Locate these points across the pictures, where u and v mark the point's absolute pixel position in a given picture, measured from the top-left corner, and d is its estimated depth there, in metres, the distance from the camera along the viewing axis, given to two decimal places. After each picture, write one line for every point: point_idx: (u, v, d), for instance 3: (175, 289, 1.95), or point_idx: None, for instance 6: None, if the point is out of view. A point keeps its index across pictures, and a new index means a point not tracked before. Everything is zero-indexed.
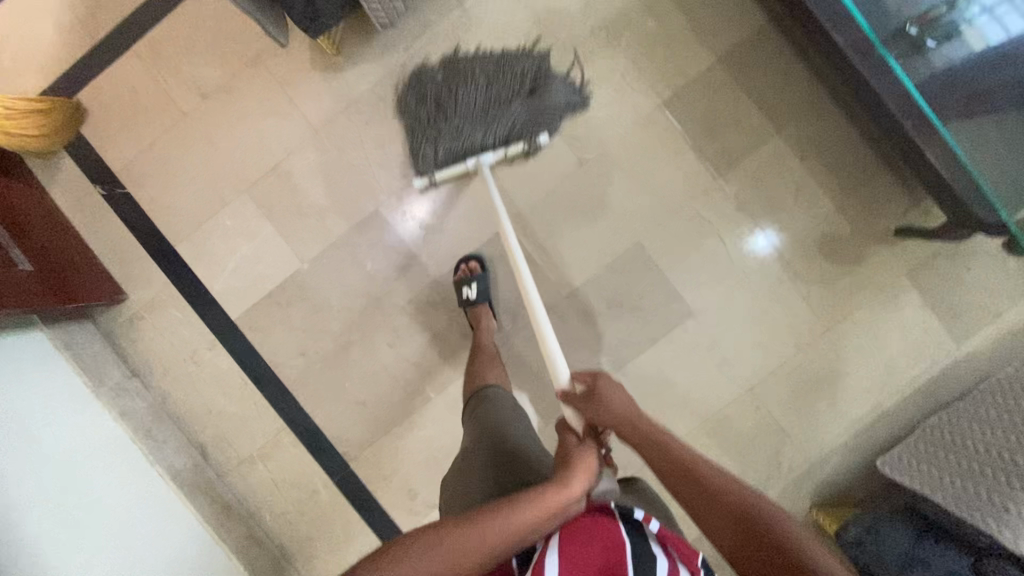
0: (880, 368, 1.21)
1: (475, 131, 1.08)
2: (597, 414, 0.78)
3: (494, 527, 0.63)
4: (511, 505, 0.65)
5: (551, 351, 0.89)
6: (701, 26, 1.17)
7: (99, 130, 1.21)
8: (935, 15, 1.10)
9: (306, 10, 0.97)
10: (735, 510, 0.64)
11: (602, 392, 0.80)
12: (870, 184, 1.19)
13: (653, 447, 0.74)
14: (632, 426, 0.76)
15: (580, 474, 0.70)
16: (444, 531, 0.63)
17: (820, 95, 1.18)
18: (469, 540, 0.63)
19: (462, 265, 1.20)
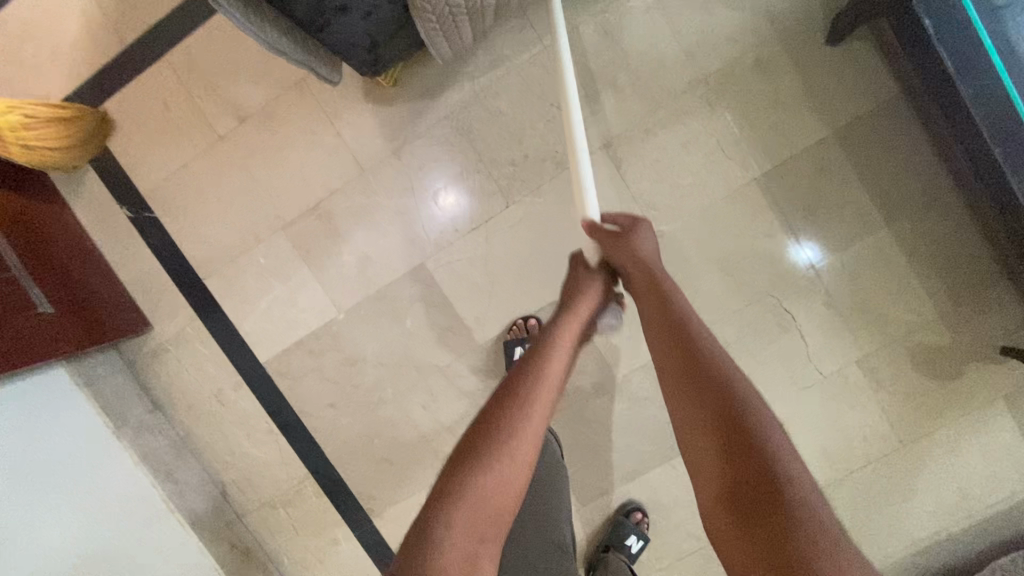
0: (953, 493, 1.10)
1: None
2: (616, 249, 0.75)
3: (539, 387, 0.64)
4: (539, 357, 0.67)
5: (584, 185, 0.81)
6: (817, 92, 1.00)
7: (127, 144, 1.10)
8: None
9: (367, 57, 0.83)
10: (700, 373, 0.61)
11: (633, 233, 0.76)
12: (982, 295, 1.04)
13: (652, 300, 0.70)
14: (648, 265, 0.73)
15: (586, 302, 0.76)
16: (504, 412, 0.61)
17: (946, 188, 1.02)
18: (529, 408, 0.62)
19: (519, 321, 1.10)
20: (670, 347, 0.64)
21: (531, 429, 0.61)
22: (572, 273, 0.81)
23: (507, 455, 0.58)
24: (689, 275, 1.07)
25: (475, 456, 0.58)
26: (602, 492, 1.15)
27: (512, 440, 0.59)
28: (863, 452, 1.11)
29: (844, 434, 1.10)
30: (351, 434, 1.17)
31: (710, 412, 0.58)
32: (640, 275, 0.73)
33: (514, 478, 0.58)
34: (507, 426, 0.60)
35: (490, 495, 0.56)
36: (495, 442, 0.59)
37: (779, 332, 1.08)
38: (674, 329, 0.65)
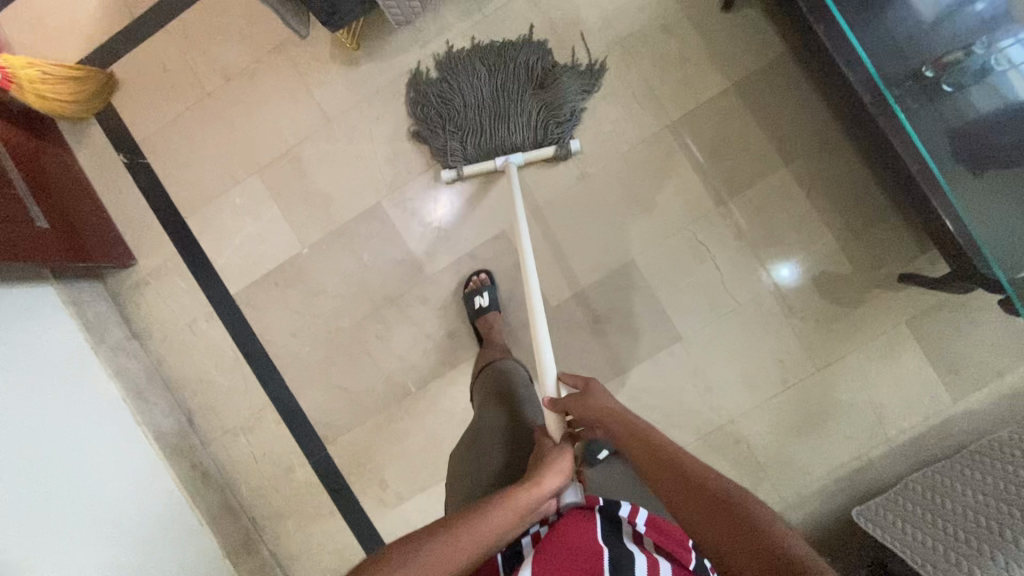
0: (869, 417, 1.18)
1: (502, 133, 1.17)
2: (581, 408, 0.77)
3: (473, 530, 0.62)
4: (473, 516, 0.63)
5: (542, 353, 0.90)
6: (717, 51, 1.17)
7: (128, 101, 1.27)
8: (949, 59, 1.05)
9: (325, 5, 1.01)
10: (696, 486, 0.60)
11: (590, 394, 0.79)
12: (876, 225, 1.16)
13: (635, 438, 0.70)
14: (614, 413, 0.75)
15: (553, 473, 0.70)
16: (422, 543, 0.60)
17: (833, 131, 1.16)
18: (448, 548, 0.60)
19: (474, 275, 1.22)
20: (661, 470, 0.64)
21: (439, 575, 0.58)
22: (540, 446, 0.79)
23: None
24: (615, 211, 1.20)
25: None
26: None
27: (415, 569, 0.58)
28: (783, 378, 1.19)
29: (763, 360, 1.19)
30: (311, 362, 1.27)
31: (716, 510, 0.57)
32: (611, 422, 0.74)
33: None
34: (417, 553, 0.59)
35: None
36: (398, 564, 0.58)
37: (697, 262, 1.19)
38: (658, 457, 0.66)
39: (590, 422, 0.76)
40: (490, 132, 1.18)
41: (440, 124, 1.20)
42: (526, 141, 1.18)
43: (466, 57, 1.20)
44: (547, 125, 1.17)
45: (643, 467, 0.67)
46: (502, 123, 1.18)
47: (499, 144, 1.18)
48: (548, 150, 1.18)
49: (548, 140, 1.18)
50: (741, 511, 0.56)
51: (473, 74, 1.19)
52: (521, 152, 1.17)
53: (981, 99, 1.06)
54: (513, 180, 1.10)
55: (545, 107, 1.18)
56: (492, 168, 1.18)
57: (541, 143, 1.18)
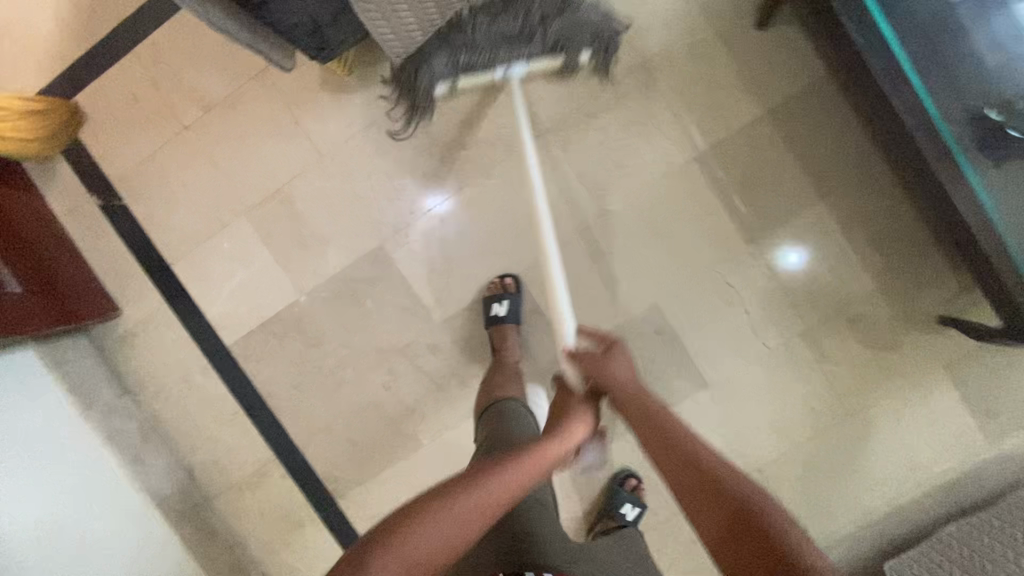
0: (901, 463, 1.13)
1: (503, 41, 0.97)
2: (599, 373, 0.78)
3: (502, 481, 0.66)
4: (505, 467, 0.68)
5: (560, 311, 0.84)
6: (752, 76, 1.06)
7: (97, 136, 1.15)
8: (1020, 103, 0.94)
9: (315, 41, 0.88)
10: (708, 483, 0.63)
11: (610, 358, 0.79)
12: (917, 265, 1.09)
13: (646, 420, 0.72)
14: (632, 392, 0.75)
15: (573, 429, 0.76)
16: (455, 494, 0.64)
17: (875, 165, 1.07)
18: (481, 498, 0.64)
19: (497, 278, 1.14)
20: (674, 463, 0.66)
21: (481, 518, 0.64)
22: (560, 397, 0.82)
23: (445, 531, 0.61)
24: (638, 251, 1.12)
25: (414, 523, 0.61)
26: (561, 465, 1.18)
27: (451, 516, 0.62)
28: (813, 424, 1.13)
29: (792, 407, 1.13)
30: (315, 414, 1.20)
31: (724, 512, 0.60)
32: (625, 400, 0.75)
33: (444, 555, 0.61)
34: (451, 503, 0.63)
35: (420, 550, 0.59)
36: (436, 512, 0.62)
37: (725, 306, 1.11)
38: (671, 447, 0.68)
39: (605, 388, 0.77)
40: (489, 41, 0.97)
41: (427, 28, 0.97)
42: (531, 50, 0.99)
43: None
44: (558, 39, 0.98)
45: (653, 453, 0.69)
46: (504, 27, 0.96)
47: (498, 57, 0.99)
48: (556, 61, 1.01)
49: (557, 51, 1.00)
50: (747, 512, 0.59)
51: None
52: (523, 62, 1.00)
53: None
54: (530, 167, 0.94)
55: (559, 16, 0.97)
56: (490, 80, 1.03)
57: (548, 56, 1.00)
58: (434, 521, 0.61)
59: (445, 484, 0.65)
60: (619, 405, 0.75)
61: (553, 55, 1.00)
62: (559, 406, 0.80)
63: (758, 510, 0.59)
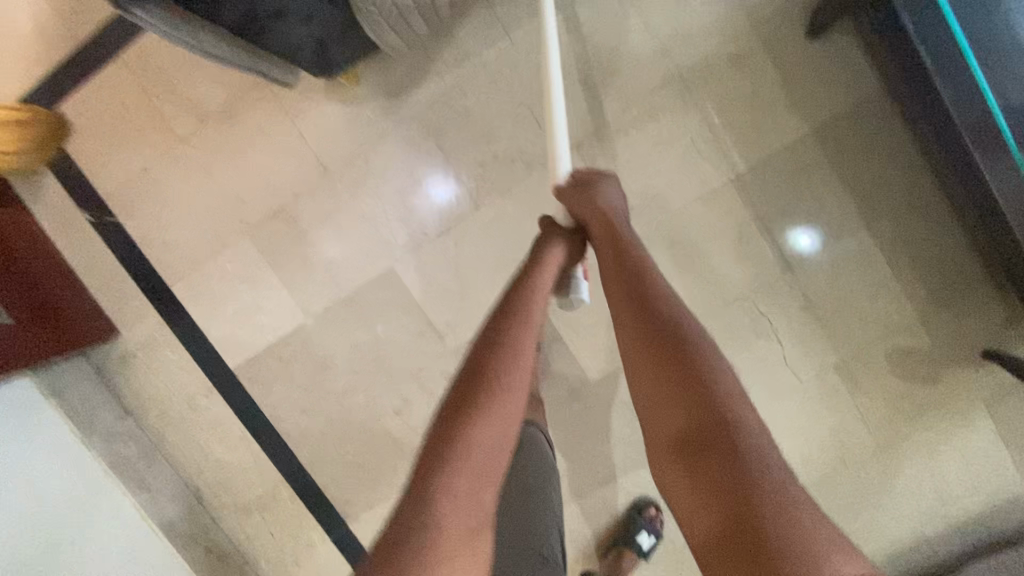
0: (931, 496, 1.09)
1: None
2: (584, 207, 0.77)
3: (523, 344, 0.67)
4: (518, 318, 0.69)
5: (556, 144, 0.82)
6: (797, 89, 0.97)
7: (86, 148, 1.07)
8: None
9: (320, 59, 0.78)
10: (653, 325, 0.64)
11: (595, 186, 0.78)
12: (963, 297, 1.02)
13: (614, 258, 0.73)
14: (608, 218, 0.76)
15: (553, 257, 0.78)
16: (493, 385, 0.61)
17: (928, 191, 0.99)
18: (511, 365, 0.64)
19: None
20: (630, 303, 0.67)
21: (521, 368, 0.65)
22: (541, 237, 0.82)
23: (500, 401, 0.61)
24: (664, 277, 1.05)
25: (465, 409, 0.59)
26: (579, 492, 1.15)
27: (500, 400, 0.60)
28: (841, 455, 1.09)
29: (821, 438, 1.09)
30: (324, 439, 1.16)
31: (663, 358, 0.62)
32: (603, 229, 0.75)
33: (509, 430, 0.60)
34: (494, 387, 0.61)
35: (486, 443, 0.57)
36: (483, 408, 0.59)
37: (757, 335, 1.05)
38: (632, 285, 0.69)
39: (585, 220, 0.78)
40: None
41: None
42: None
43: None
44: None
45: (610, 288, 0.71)
46: None
47: None
48: None
49: None
50: (686, 356, 0.61)
51: None
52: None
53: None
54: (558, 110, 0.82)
55: None
56: None
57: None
58: (485, 415, 0.59)
59: (471, 378, 0.62)
60: (598, 237, 0.76)
61: None
62: (541, 242, 0.81)
63: (696, 356, 0.61)
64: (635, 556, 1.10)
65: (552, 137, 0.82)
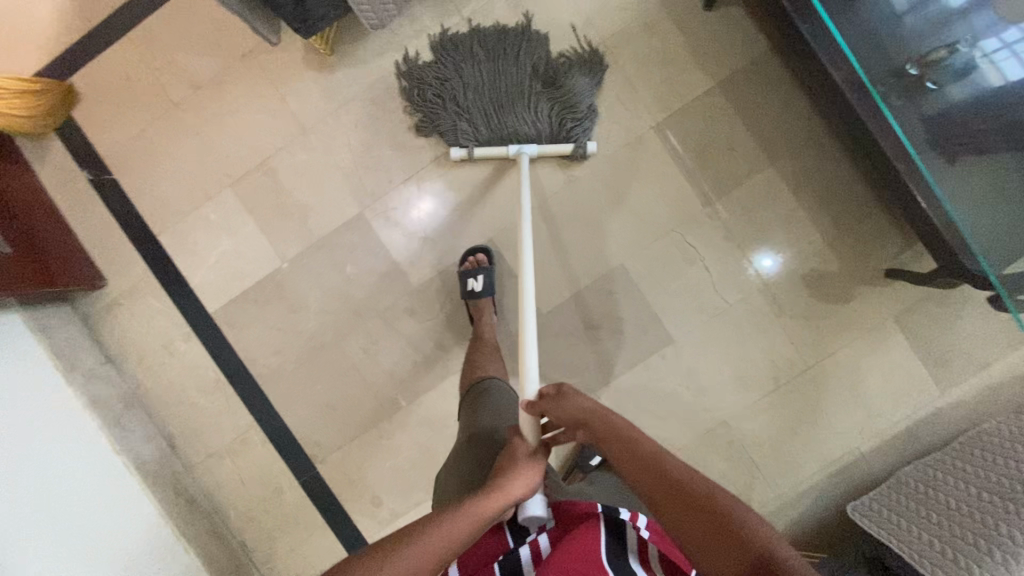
0: (860, 413, 1.18)
1: (515, 121, 1.16)
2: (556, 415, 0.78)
3: (450, 526, 0.64)
4: (449, 514, 0.65)
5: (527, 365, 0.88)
6: (701, 53, 1.16)
7: (90, 115, 1.21)
8: (933, 56, 1.04)
9: (297, 11, 0.95)
10: (671, 482, 0.61)
11: (564, 396, 0.80)
12: (863, 222, 1.16)
13: (613, 433, 0.71)
14: (586, 413, 0.75)
15: (522, 477, 0.72)
16: (393, 553, 0.60)
17: (819, 131, 1.16)
18: (415, 554, 0.61)
19: (469, 256, 1.18)
20: (639, 465, 0.65)
21: (423, 565, 0.60)
22: (517, 445, 0.79)
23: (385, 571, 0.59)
24: (601, 215, 1.19)
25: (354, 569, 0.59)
26: None
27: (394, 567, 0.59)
28: (774, 377, 1.19)
29: (755, 361, 1.19)
30: (295, 379, 1.23)
31: (693, 514, 0.58)
32: (600, 427, 0.72)
33: None
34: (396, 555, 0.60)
35: None
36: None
37: (686, 264, 1.18)
38: (637, 452, 0.67)
39: (563, 422, 0.78)
40: (504, 121, 1.16)
41: (446, 102, 1.17)
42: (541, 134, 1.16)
43: (465, 71, 1.17)
44: (565, 129, 1.16)
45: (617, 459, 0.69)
46: (514, 107, 1.16)
47: (511, 135, 1.16)
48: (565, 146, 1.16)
49: (562, 135, 1.16)
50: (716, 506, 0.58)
51: (473, 61, 1.17)
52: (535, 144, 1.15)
53: (960, 93, 1.04)
54: (528, 313, 0.90)
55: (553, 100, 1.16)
56: (505, 154, 1.15)
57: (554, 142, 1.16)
58: None
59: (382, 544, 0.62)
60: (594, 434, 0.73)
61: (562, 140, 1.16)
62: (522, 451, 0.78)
63: (726, 504, 0.58)
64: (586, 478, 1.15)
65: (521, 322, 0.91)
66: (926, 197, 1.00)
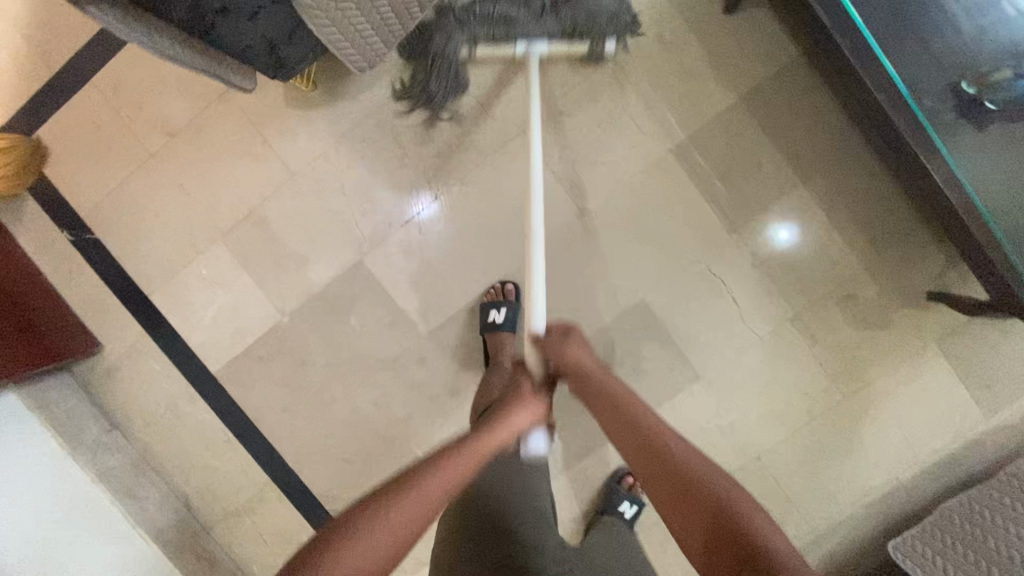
0: (899, 441, 1.12)
1: (521, 13, 0.95)
2: (561, 355, 0.76)
3: (458, 466, 0.62)
4: (455, 454, 0.63)
5: (534, 277, 0.83)
6: (722, 65, 1.05)
7: (63, 170, 1.13)
8: (995, 76, 0.91)
9: (271, 60, 0.85)
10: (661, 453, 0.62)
11: (569, 338, 0.78)
12: (903, 243, 1.07)
13: (601, 398, 0.70)
14: (592, 372, 0.74)
15: (525, 411, 0.74)
16: (400, 496, 0.57)
17: (855, 145, 1.05)
18: (422, 496, 0.58)
19: (497, 283, 1.12)
20: (627, 435, 0.66)
21: (431, 509, 0.59)
22: (519, 381, 0.80)
23: (393, 515, 0.56)
24: (618, 248, 1.10)
25: (355, 526, 0.55)
26: (560, 468, 1.17)
27: (400, 514, 0.56)
28: (808, 409, 1.12)
29: (787, 393, 1.12)
30: (308, 435, 1.18)
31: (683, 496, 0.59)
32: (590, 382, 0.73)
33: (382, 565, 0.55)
34: (401, 499, 0.57)
35: (365, 561, 0.54)
36: (371, 523, 0.55)
37: (711, 296, 1.10)
38: (627, 420, 0.67)
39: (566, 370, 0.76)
40: (507, 15, 0.95)
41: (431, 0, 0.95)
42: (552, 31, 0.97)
43: None
44: (576, 23, 0.97)
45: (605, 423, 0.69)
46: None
47: (517, 32, 0.96)
48: (581, 42, 0.99)
49: (577, 33, 0.98)
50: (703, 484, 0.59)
51: None
52: (545, 41, 0.98)
53: None
54: (535, 211, 0.86)
55: None
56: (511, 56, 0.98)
57: (566, 40, 0.99)
58: (372, 532, 0.55)
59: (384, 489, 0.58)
60: (586, 385, 0.73)
61: (576, 38, 0.99)
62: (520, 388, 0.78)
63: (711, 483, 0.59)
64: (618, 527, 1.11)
65: (528, 222, 0.86)
66: (982, 231, 0.89)
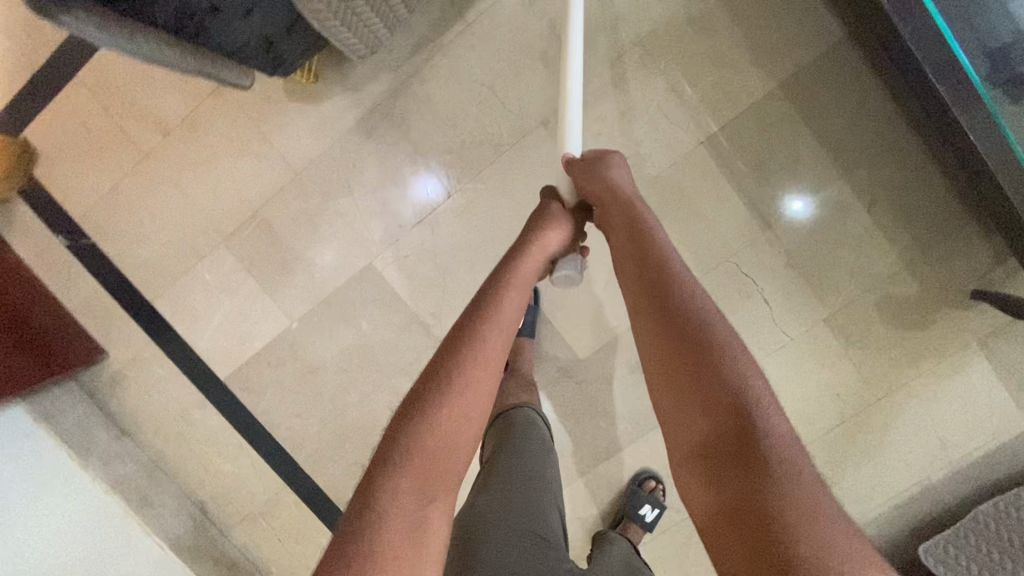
0: (934, 443, 1.08)
1: None
2: (595, 177, 0.74)
3: (492, 333, 0.60)
4: (500, 294, 0.64)
5: (571, 116, 0.81)
6: (758, 49, 0.97)
7: (54, 173, 1.07)
8: None
9: (269, 57, 0.79)
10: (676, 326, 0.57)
11: (605, 162, 0.76)
12: (948, 239, 1.01)
13: (629, 249, 0.66)
14: (624, 196, 0.71)
15: (555, 232, 0.75)
16: (465, 350, 0.58)
17: (902, 134, 0.98)
18: (485, 350, 0.58)
19: None
20: (645, 299, 0.61)
21: (497, 349, 0.60)
22: (546, 203, 0.79)
23: (468, 371, 0.56)
24: None
25: (429, 394, 0.54)
26: (582, 471, 1.14)
27: (467, 371, 0.56)
28: (840, 409, 1.08)
29: (818, 394, 1.08)
30: (320, 441, 1.14)
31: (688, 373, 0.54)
32: (619, 213, 0.70)
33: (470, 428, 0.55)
34: (466, 353, 0.58)
35: (447, 431, 0.53)
36: (444, 387, 0.55)
37: (741, 295, 1.04)
38: (651, 283, 0.62)
39: (594, 196, 0.74)
40: None
41: None
42: None
43: None
44: None
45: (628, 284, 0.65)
46: None
47: None
48: None
49: None
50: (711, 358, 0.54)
51: None
52: None
53: None
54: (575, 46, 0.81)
55: None
56: None
57: None
58: (448, 397, 0.55)
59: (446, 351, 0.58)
60: (613, 216, 0.71)
61: None
62: (541, 218, 0.76)
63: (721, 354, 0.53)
64: (640, 530, 1.08)
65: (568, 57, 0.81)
66: None
